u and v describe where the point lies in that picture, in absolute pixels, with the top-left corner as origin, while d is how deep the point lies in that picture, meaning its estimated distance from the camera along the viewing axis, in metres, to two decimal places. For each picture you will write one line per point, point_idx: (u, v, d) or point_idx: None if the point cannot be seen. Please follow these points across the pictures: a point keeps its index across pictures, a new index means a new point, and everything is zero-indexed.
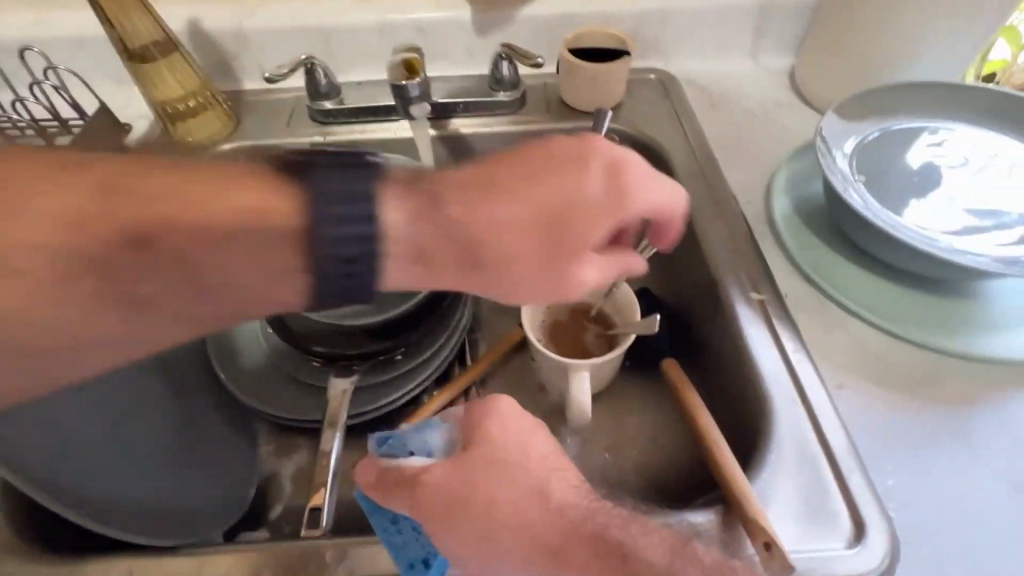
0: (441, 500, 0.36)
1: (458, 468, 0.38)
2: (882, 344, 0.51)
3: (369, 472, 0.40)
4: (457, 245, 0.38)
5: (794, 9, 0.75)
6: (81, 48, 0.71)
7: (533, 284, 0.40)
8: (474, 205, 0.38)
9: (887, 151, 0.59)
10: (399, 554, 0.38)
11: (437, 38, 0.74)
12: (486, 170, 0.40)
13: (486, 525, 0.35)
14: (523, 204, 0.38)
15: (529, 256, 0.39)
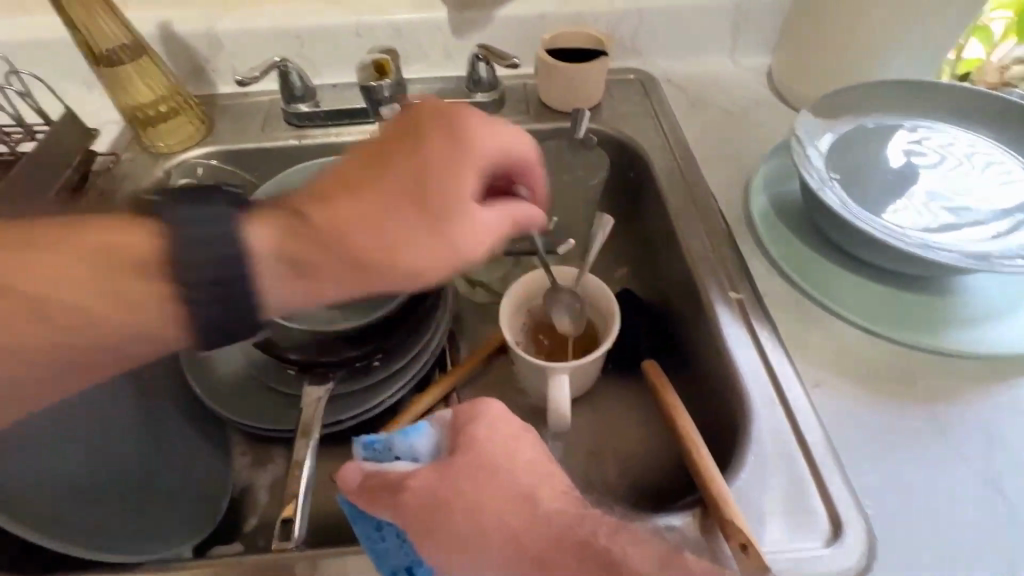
0: (425, 507, 0.36)
1: (443, 474, 0.37)
2: (859, 341, 0.51)
3: (352, 476, 0.39)
4: (328, 233, 0.36)
5: (770, 9, 0.75)
6: (47, 51, 0.69)
7: (422, 254, 0.38)
8: (339, 198, 0.38)
9: (861, 148, 0.60)
10: (380, 562, 0.38)
11: (413, 40, 0.74)
12: (348, 173, 0.40)
13: (468, 530, 0.34)
14: (397, 173, 0.39)
15: (411, 229, 0.38)
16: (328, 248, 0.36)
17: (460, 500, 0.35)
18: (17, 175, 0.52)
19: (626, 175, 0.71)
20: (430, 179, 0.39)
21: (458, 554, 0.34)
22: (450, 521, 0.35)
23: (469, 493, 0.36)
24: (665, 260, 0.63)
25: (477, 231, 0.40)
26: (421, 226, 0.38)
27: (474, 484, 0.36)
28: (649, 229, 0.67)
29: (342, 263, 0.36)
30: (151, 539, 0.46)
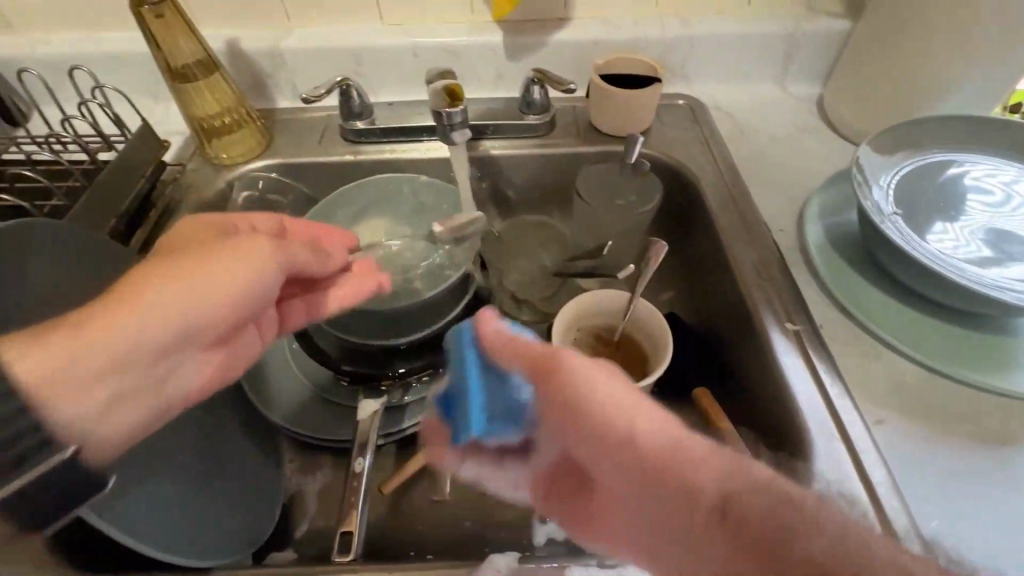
0: (567, 376, 0.32)
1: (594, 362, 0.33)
2: (920, 379, 0.50)
3: (489, 330, 0.37)
4: (125, 282, 0.37)
5: (823, 39, 0.75)
6: (121, 64, 0.73)
7: (202, 283, 0.39)
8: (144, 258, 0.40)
9: (919, 184, 0.60)
10: (469, 410, 0.38)
11: (468, 61, 0.76)
12: (174, 242, 0.43)
13: (610, 420, 0.30)
14: (165, 242, 0.43)
15: (148, 267, 0.38)
16: (129, 295, 0.36)
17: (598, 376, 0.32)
18: (100, 183, 0.55)
19: (676, 199, 0.71)
20: (195, 237, 0.43)
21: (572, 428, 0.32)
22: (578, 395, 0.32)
23: (613, 383, 0.32)
24: (716, 284, 0.63)
25: (247, 259, 0.41)
26: (186, 258, 0.40)
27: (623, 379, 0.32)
28: (698, 253, 0.67)
29: (123, 306, 0.36)
30: (221, 545, 0.46)
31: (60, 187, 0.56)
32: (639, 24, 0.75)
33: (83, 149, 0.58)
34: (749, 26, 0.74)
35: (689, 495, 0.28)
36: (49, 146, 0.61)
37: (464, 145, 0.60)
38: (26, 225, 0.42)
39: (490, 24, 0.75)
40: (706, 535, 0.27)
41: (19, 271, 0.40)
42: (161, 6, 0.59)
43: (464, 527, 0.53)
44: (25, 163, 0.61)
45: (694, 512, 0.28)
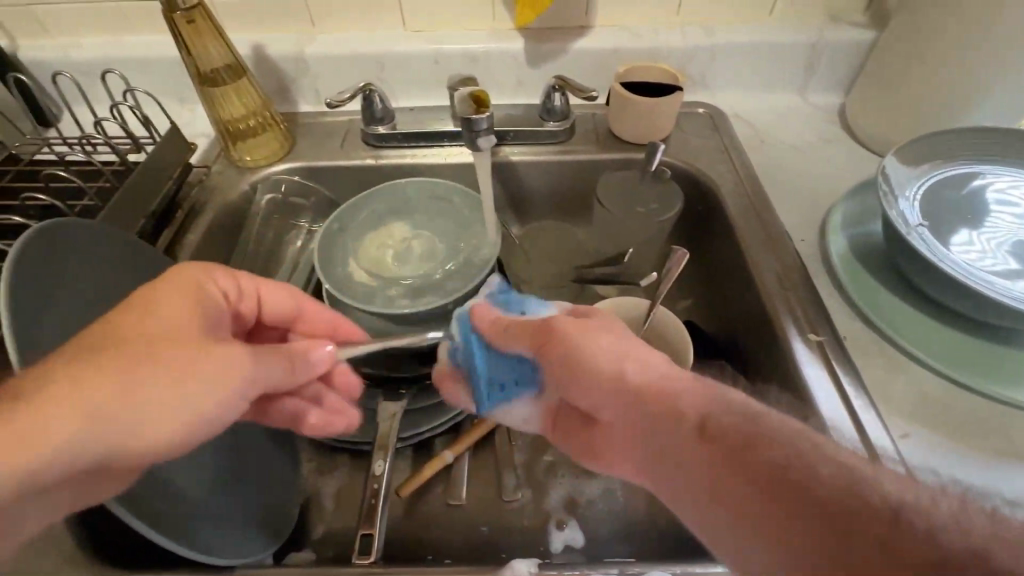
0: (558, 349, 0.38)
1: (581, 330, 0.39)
2: (945, 393, 0.50)
3: (486, 316, 0.43)
4: (79, 393, 0.32)
5: (846, 49, 0.75)
6: (150, 68, 0.74)
7: (175, 411, 0.35)
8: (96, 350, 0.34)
9: (944, 195, 0.59)
10: (487, 377, 0.43)
11: (490, 68, 0.76)
12: (140, 324, 0.36)
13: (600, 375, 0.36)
14: (131, 328, 0.36)
15: (114, 378, 0.33)
16: (85, 417, 0.32)
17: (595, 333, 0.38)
18: (131, 183, 0.56)
19: (696, 207, 0.71)
20: (173, 333, 0.37)
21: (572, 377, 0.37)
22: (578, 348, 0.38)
23: (600, 349, 0.37)
24: (737, 292, 0.62)
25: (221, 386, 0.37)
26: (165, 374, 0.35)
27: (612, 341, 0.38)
28: (718, 262, 0.67)
29: (40, 433, 0.30)
30: (241, 543, 0.46)
31: (91, 187, 0.57)
32: (660, 32, 0.75)
33: (114, 150, 0.59)
34: (771, 34, 0.74)
35: (679, 416, 0.33)
36: (82, 147, 0.63)
37: (488, 151, 0.60)
38: (62, 223, 0.43)
39: (512, 31, 0.75)
40: (697, 451, 0.32)
41: (57, 267, 0.41)
42: (192, 12, 0.60)
43: (480, 532, 0.53)
44: (59, 164, 0.62)
45: (684, 429, 0.32)
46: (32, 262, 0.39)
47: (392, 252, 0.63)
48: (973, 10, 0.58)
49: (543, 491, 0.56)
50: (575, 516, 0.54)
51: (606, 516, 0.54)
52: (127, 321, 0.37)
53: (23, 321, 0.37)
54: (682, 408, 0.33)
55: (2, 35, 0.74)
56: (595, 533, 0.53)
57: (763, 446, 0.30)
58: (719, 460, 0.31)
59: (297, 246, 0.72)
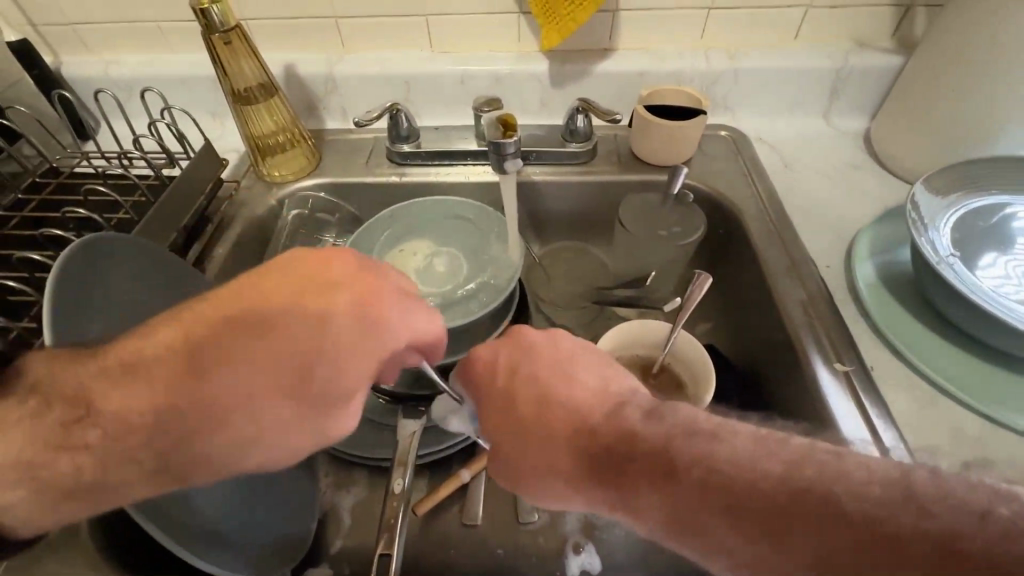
0: (513, 423, 0.40)
1: (514, 389, 0.41)
2: (977, 427, 0.48)
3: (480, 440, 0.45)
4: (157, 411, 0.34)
5: (872, 74, 0.74)
6: (185, 85, 0.77)
7: (243, 428, 0.35)
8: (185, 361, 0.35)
9: (974, 225, 0.58)
10: None
11: (514, 89, 0.77)
12: (252, 351, 0.36)
13: (561, 430, 0.38)
14: (235, 362, 0.35)
15: (194, 396, 0.34)
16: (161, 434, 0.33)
17: (550, 380, 0.40)
18: (166, 199, 0.58)
19: (718, 229, 0.71)
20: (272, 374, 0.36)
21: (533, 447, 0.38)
22: (536, 398, 0.39)
23: (547, 404, 0.39)
24: (760, 316, 0.62)
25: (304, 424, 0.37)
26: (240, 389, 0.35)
27: (547, 385, 0.40)
28: (742, 284, 0.66)
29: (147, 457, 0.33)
30: (259, 560, 0.46)
31: (127, 201, 0.59)
32: (684, 55, 0.75)
33: (150, 165, 0.61)
34: (795, 60, 0.74)
35: (642, 466, 0.34)
36: (119, 161, 0.65)
37: (514, 174, 0.61)
38: (99, 237, 0.44)
39: (537, 54, 0.76)
40: (676, 502, 0.33)
41: (95, 280, 0.42)
42: (230, 34, 0.61)
43: (496, 554, 0.53)
44: (96, 177, 0.64)
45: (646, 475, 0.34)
46: (71, 275, 0.40)
47: (415, 268, 0.64)
48: (1006, 39, 0.57)
49: (560, 513, 0.55)
50: (592, 540, 0.53)
51: (624, 541, 0.53)
52: (220, 331, 0.36)
53: (64, 331, 0.38)
54: (647, 456, 0.35)
55: (47, 51, 0.77)
56: (613, 559, 0.52)
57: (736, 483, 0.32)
58: (702, 507, 0.32)
59: None
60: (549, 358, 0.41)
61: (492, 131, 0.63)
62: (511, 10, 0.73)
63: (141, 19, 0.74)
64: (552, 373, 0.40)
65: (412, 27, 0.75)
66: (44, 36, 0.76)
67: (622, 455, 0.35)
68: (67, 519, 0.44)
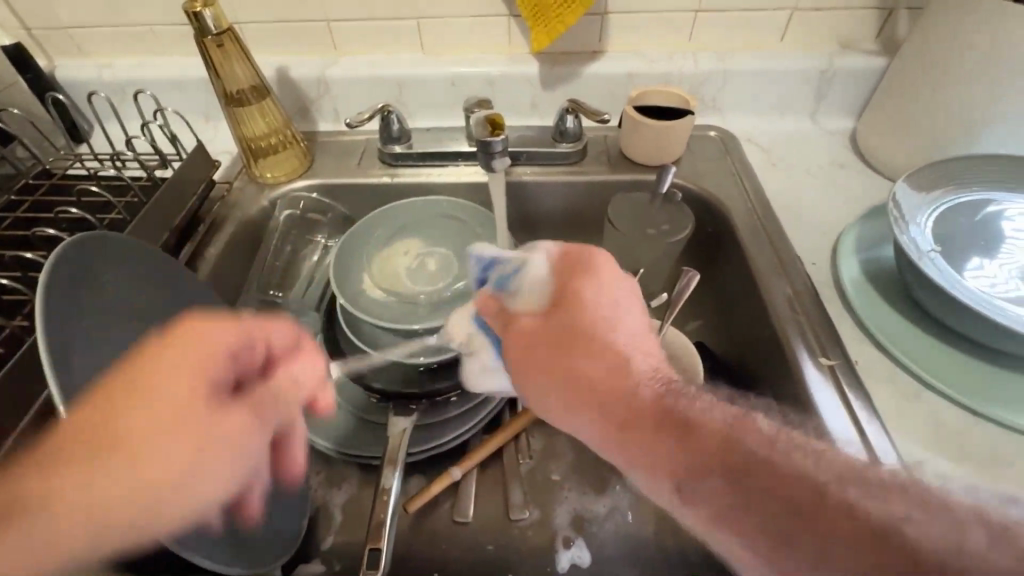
0: (563, 331, 0.40)
1: (581, 309, 0.41)
2: (959, 418, 0.49)
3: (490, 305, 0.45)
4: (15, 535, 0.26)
5: (856, 75, 0.75)
6: (178, 87, 0.78)
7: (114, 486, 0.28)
8: (77, 462, 0.28)
9: (956, 221, 0.59)
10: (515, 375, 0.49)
11: (505, 90, 0.78)
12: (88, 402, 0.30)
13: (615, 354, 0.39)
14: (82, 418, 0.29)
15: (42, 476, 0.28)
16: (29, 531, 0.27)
17: (610, 327, 0.40)
18: (158, 199, 0.58)
19: (707, 228, 0.72)
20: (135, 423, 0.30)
21: (565, 350, 0.39)
22: (592, 338, 0.40)
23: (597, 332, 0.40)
24: (748, 312, 0.62)
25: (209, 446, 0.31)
26: (169, 442, 0.30)
27: (601, 311, 0.41)
28: (730, 281, 0.67)
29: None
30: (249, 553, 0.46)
31: (120, 202, 0.60)
32: (673, 57, 0.76)
33: (142, 166, 0.62)
34: (782, 62, 0.75)
35: (682, 419, 0.35)
36: (112, 162, 0.65)
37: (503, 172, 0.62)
38: (99, 234, 0.45)
39: (528, 55, 0.77)
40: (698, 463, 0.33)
41: (93, 277, 0.44)
42: (222, 36, 0.62)
43: (487, 550, 0.53)
44: (89, 178, 0.65)
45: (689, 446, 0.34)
46: (68, 271, 0.41)
47: (406, 267, 0.65)
48: (987, 40, 0.58)
49: (550, 509, 0.55)
50: (581, 534, 0.53)
51: (614, 536, 0.54)
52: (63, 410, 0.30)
53: (55, 326, 0.38)
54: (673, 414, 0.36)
55: (40, 55, 0.78)
56: (603, 552, 0.53)
57: (750, 447, 0.33)
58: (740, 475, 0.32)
59: (312, 262, 0.73)
60: (620, 316, 0.42)
61: (482, 131, 0.64)
62: (502, 12, 0.74)
63: (135, 22, 0.74)
64: (613, 325, 0.40)
65: (403, 30, 0.76)
66: (39, 40, 0.76)
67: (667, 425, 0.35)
68: None
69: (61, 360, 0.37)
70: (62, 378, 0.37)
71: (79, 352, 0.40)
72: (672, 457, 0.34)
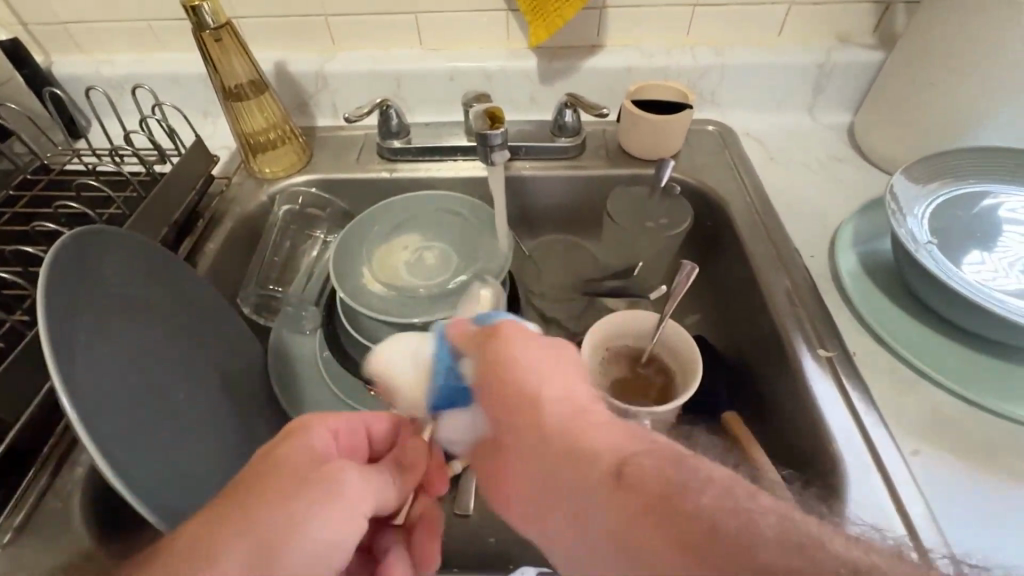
0: (510, 372, 0.34)
1: (531, 352, 0.35)
2: (956, 409, 0.50)
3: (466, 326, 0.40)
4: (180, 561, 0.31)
5: (854, 69, 0.76)
6: (176, 83, 0.77)
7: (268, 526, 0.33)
8: (233, 501, 0.34)
9: (953, 213, 0.59)
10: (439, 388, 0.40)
11: (504, 84, 0.78)
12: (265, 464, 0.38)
13: (571, 408, 0.31)
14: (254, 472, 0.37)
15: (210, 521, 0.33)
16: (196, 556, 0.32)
17: (525, 374, 0.33)
18: (157, 194, 0.58)
19: (706, 221, 0.72)
20: (288, 475, 0.36)
21: (512, 400, 0.33)
22: (506, 399, 0.33)
23: (549, 375, 0.33)
24: (747, 305, 0.63)
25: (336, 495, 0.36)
26: (298, 495, 0.35)
27: (554, 360, 0.34)
28: (729, 274, 0.67)
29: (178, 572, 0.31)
30: None
31: (119, 197, 0.60)
32: (671, 51, 0.76)
33: (141, 162, 0.62)
34: (780, 56, 0.76)
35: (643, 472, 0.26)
36: (111, 157, 0.65)
37: (503, 166, 0.62)
38: (98, 230, 0.45)
39: (526, 50, 0.77)
40: (649, 526, 0.24)
41: (93, 273, 0.43)
42: (220, 31, 0.62)
43: (489, 543, 0.53)
44: (89, 174, 0.65)
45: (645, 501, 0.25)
46: (69, 266, 0.41)
47: (406, 262, 0.65)
48: (985, 32, 0.58)
49: None
50: None
51: None
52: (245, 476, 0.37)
53: (55, 321, 0.38)
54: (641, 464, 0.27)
55: (38, 51, 0.77)
56: None
57: (691, 499, 0.24)
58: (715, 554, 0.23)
59: (312, 257, 0.73)
60: (535, 356, 0.34)
61: (481, 125, 0.64)
62: (500, 7, 0.74)
63: (132, 18, 0.74)
64: (527, 369, 0.34)
65: (402, 24, 0.76)
66: (36, 37, 0.76)
67: (622, 477, 0.26)
68: (58, 508, 0.44)
69: (63, 354, 0.37)
70: (65, 372, 0.37)
71: (81, 346, 0.40)
72: (602, 553, 0.26)
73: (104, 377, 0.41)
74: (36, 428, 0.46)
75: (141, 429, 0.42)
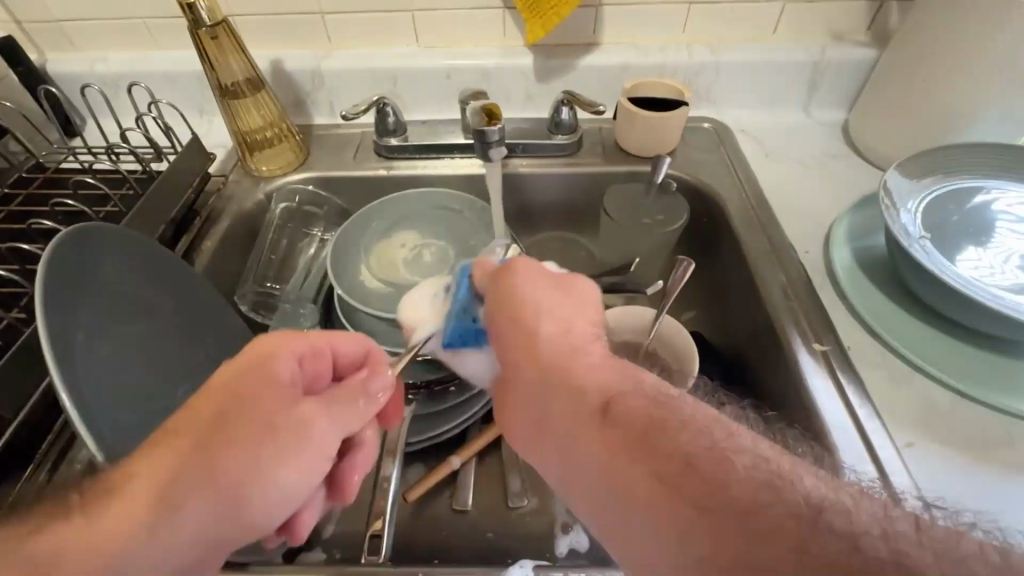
0: (522, 307, 0.38)
1: (544, 290, 0.39)
2: (949, 402, 0.50)
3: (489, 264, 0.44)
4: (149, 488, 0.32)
5: (848, 66, 0.76)
6: (171, 81, 0.77)
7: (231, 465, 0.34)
8: (196, 434, 0.35)
9: (945, 208, 0.60)
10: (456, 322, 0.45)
11: (500, 82, 0.79)
12: (229, 387, 0.37)
13: (569, 342, 0.36)
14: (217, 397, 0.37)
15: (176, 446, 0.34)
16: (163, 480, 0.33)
17: (534, 313, 0.38)
18: (153, 191, 0.58)
19: (702, 217, 0.72)
20: (252, 408, 0.37)
21: (520, 335, 0.37)
22: (515, 335, 0.38)
23: (552, 318, 0.38)
24: (743, 300, 0.63)
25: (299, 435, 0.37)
26: (259, 433, 0.36)
27: (558, 303, 0.39)
28: (725, 270, 0.68)
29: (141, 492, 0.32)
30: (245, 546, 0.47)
31: (116, 195, 0.60)
32: (667, 49, 0.77)
33: (138, 159, 0.62)
34: (774, 54, 0.76)
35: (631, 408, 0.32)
36: (107, 155, 0.65)
37: (500, 164, 0.62)
38: (93, 228, 0.45)
39: (522, 48, 0.77)
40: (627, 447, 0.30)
41: (89, 272, 0.43)
42: (217, 28, 0.62)
43: (486, 537, 0.53)
44: (85, 172, 0.65)
45: (627, 425, 0.31)
46: (66, 263, 0.41)
47: (403, 259, 0.65)
48: (977, 29, 0.58)
49: (549, 497, 0.56)
50: (580, 520, 0.54)
51: None
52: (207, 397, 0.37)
53: (54, 318, 0.38)
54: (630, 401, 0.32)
55: (32, 49, 0.77)
56: None
57: (677, 438, 0.29)
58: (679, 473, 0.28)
59: (309, 254, 0.73)
60: (546, 298, 0.39)
61: (478, 122, 0.64)
62: (496, 5, 0.74)
63: (127, 15, 0.74)
64: (539, 306, 0.38)
65: (398, 22, 0.76)
66: (30, 35, 0.76)
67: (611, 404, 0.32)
68: None
69: (60, 351, 0.37)
70: (64, 368, 0.37)
71: (78, 343, 0.40)
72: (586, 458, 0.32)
73: (100, 374, 0.41)
74: (33, 426, 0.46)
75: (138, 427, 0.42)
